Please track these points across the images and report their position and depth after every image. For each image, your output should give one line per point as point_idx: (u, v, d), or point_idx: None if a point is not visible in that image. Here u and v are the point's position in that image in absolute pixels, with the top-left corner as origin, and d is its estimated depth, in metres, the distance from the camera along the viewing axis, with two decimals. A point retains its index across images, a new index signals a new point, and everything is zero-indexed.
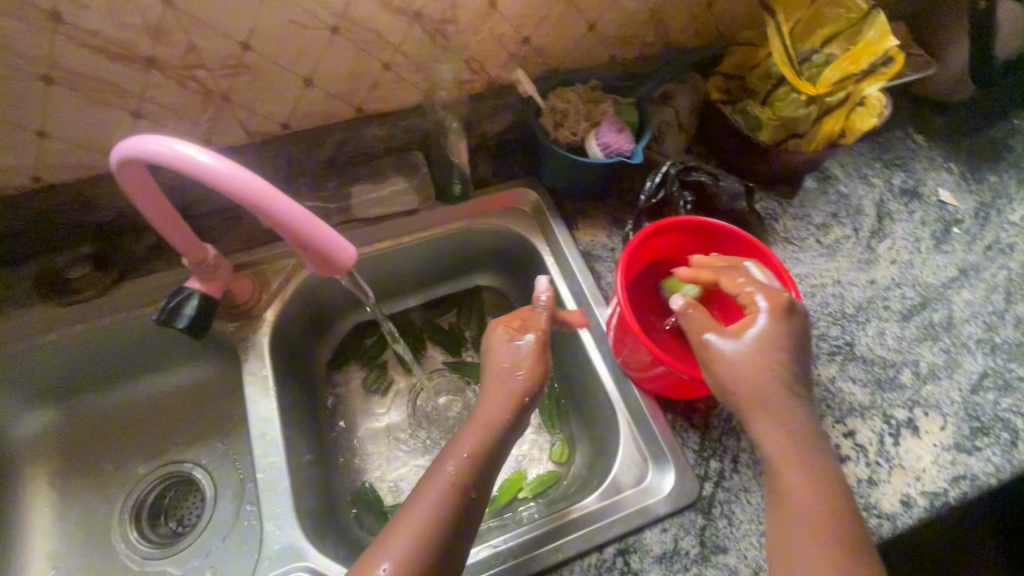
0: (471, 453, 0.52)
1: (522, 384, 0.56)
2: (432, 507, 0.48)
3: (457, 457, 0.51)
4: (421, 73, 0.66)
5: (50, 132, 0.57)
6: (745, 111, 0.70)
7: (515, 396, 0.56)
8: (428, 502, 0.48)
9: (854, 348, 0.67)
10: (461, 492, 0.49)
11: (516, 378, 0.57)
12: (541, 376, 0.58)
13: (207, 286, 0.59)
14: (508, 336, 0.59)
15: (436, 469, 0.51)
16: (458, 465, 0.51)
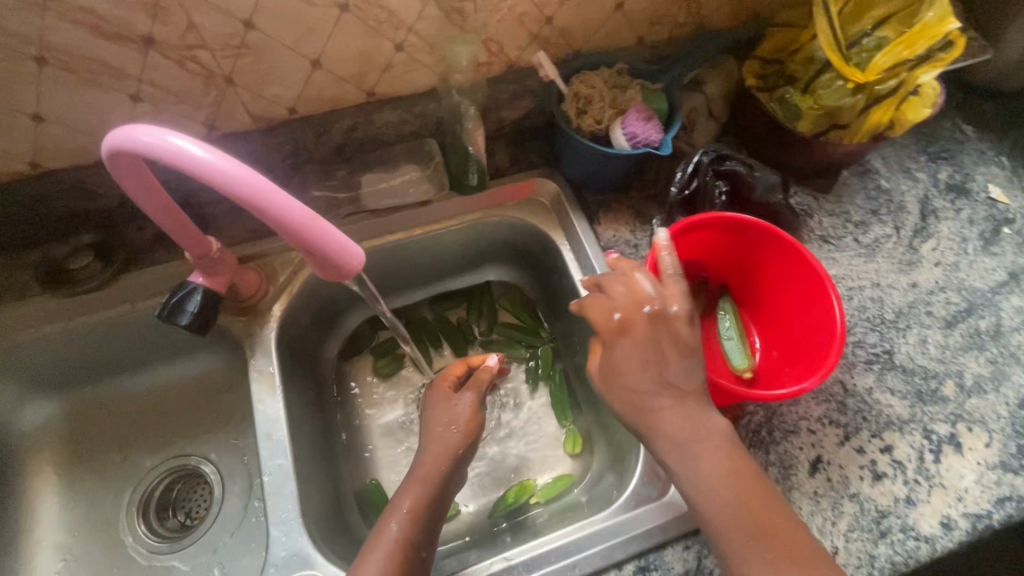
0: (411, 511, 0.51)
1: (458, 437, 0.56)
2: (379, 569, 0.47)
3: (400, 518, 0.50)
4: (436, 55, 0.62)
5: (45, 116, 0.54)
6: (784, 99, 0.65)
7: (452, 449, 0.55)
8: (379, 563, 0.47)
9: (892, 357, 0.63)
10: (404, 554, 0.48)
11: (453, 432, 0.56)
12: (478, 432, 0.57)
13: (211, 281, 0.56)
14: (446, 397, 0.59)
15: (379, 533, 0.49)
16: (400, 526, 0.50)
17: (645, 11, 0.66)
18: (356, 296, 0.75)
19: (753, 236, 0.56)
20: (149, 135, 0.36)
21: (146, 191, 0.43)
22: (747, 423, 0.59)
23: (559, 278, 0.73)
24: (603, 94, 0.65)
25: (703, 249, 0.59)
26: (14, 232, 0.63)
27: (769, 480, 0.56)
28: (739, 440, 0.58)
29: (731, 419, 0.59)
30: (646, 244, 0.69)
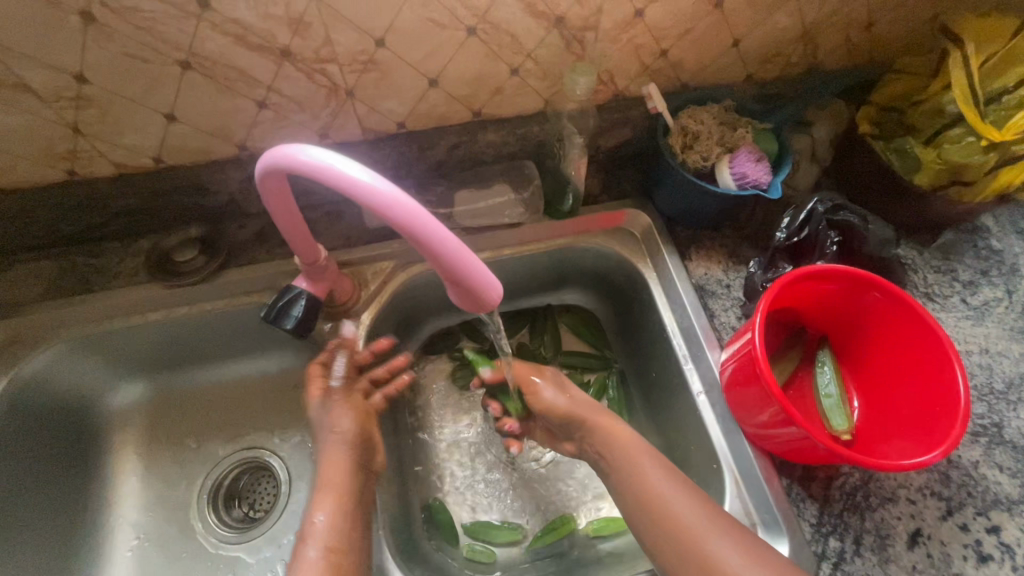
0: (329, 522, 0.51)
1: (351, 427, 0.58)
2: None
3: (315, 537, 0.50)
4: (548, 81, 0.62)
5: (178, 116, 0.56)
6: (902, 149, 0.63)
7: (348, 442, 0.57)
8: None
9: (1002, 431, 0.59)
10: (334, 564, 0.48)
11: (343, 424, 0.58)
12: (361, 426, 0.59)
13: (313, 287, 0.58)
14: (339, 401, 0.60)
15: (299, 559, 0.49)
16: (320, 550, 0.49)
17: (761, 49, 0.65)
18: (436, 308, 0.75)
19: (872, 296, 0.54)
20: (313, 155, 0.36)
21: (289, 202, 0.45)
22: (841, 484, 0.57)
23: (643, 311, 0.71)
24: (711, 132, 0.64)
25: (810, 300, 0.58)
26: (131, 222, 0.66)
27: (864, 549, 0.54)
28: (833, 502, 0.56)
29: (824, 479, 0.57)
30: (740, 285, 0.67)
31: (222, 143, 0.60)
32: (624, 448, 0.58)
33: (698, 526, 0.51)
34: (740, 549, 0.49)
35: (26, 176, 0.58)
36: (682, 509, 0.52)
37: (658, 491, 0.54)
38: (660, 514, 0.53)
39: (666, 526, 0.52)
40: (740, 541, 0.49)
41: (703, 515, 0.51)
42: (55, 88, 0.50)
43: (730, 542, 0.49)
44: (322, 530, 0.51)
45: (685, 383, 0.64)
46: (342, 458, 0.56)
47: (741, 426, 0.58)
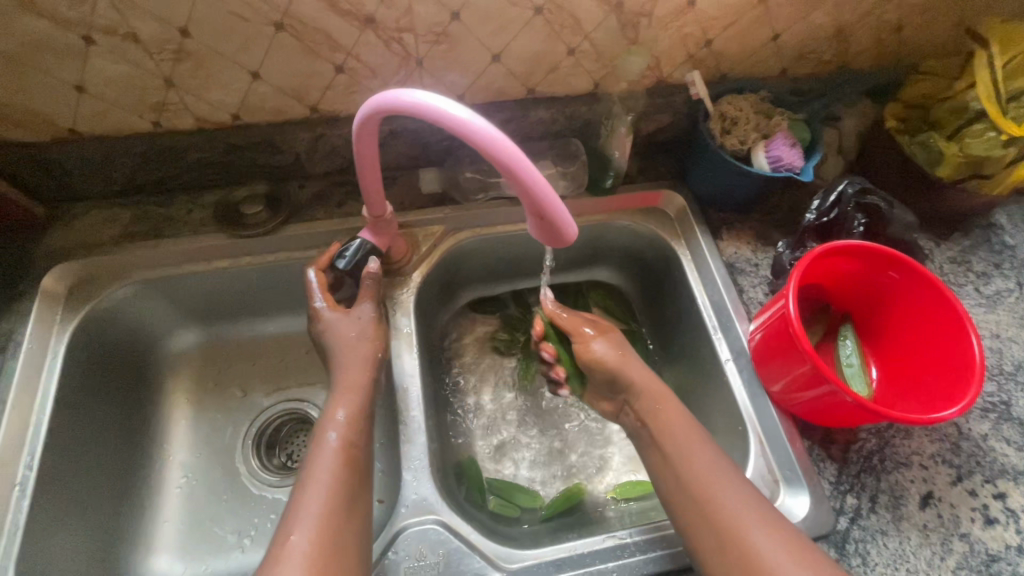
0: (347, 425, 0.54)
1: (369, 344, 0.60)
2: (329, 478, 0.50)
3: (336, 427, 0.54)
4: (601, 62, 0.66)
5: (262, 75, 0.61)
6: (926, 142, 0.67)
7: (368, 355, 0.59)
8: (325, 468, 0.51)
9: (1009, 409, 0.63)
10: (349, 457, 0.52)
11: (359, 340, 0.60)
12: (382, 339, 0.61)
13: (378, 239, 0.63)
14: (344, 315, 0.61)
15: (318, 443, 0.53)
16: (340, 435, 0.54)
17: (799, 45, 0.69)
18: (477, 274, 0.79)
19: (896, 273, 0.58)
20: (420, 97, 0.41)
21: (373, 149, 0.50)
22: (859, 448, 0.61)
23: (675, 287, 0.75)
24: (749, 117, 0.68)
25: (838, 276, 0.62)
26: (203, 174, 0.71)
27: (879, 506, 0.58)
28: (851, 464, 0.60)
29: (843, 442, 0.61)
30: (768, 265, 0.71)
31: (297, 104, 0.65)
32: (671, 424, 0.58)
33: (733, 504, 0.51)
34: (774, 533, 0.49)
35: (115, 124, 0.63)
36: (718, 483, 0.52)
37: (697, 464, 0.54)
38: (696, 484, 0.53)
39: (700, 495, 0.52)
40: (770, 525, 0.49)
41: (739, 494, 0.51)
42: (160, 40, 0.55)
43: (764, 527, 0.49)
44: (342, 424, 0.55)
45: (714, 351, 0.68)
46: (357, 347, 0.60)
47: (767, 389, 0.62)
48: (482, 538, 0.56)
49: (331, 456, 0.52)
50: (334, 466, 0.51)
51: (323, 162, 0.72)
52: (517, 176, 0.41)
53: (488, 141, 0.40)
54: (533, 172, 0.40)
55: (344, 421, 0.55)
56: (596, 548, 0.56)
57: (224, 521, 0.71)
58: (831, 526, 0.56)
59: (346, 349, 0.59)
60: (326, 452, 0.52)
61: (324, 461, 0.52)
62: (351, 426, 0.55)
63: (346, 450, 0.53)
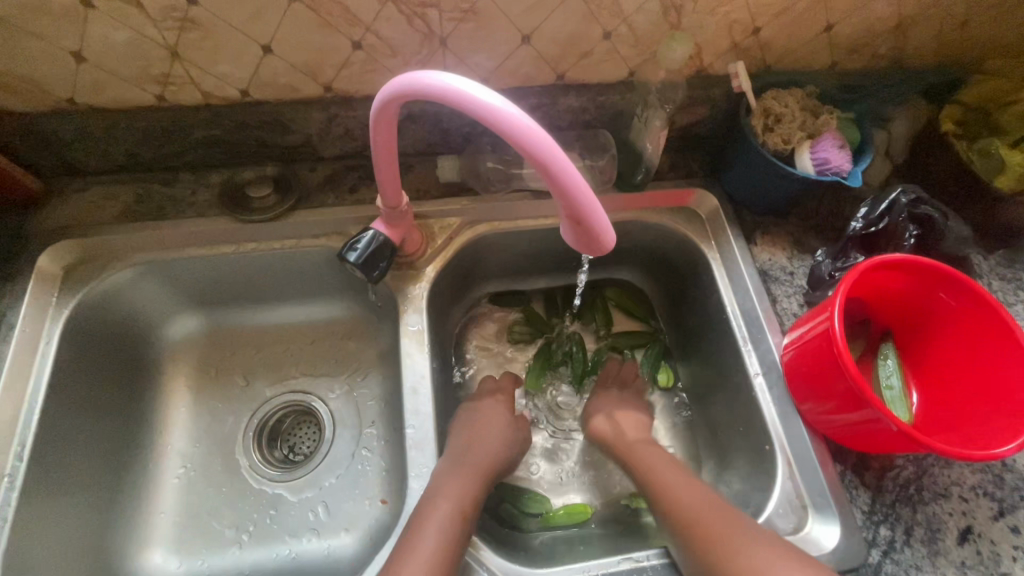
0: (460, 495, 0.54)
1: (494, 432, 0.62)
2: (439, 546, 0.49)
3: (445, 496, 0.53)
4: (638, 48, 0.61)
5: (274, 49, 0.56)
6: (986, 150, 0.62)
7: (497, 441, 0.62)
8: (432, 535, 0.50)
9: None
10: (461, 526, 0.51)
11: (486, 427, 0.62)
12: (501, 429, 0.63)
13: (390, 231, 0.58)
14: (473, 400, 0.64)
15: (428, 505, 0.52)
16: (452, 506, 0.52)
17: (853, 37, 0.64)
18: (494, 269, 0.75)
19: (949, 294, 0.54)
20: (448, 81, 0.37)
21: (392, 136, 0.45)
22: (895, 475, 0.57)
23: (703, 293, 0.70)
24: (795, 115, 0.63)
25: (882, 291, 0.58)
26: (208, 152, 0.67)
27: (914, 540, 0.54)
28: (885, 492, 0.56)
29: (878, 468, 0.57)
30: (804, 274, 0.66)
31: (310, 82, 0.60)
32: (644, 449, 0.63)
33: (694, 503, 0.54)
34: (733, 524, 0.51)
35: (117, 96, 0.59)
36: (682, 489, 0.56)
37: (663, 474, 0.59)
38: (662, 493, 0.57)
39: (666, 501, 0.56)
40: (730, 517, 0.52)
41: (701, 494, 0.55)
42: (164, 7, 0.51)
43: (725, 519, 0.52)
44: (451, 495, 0.53)
45: (742, 364, 0.64)
46: (490, 434, 0.62)
47: (800, 409, 0.59)
48: (493, 554, 0.54)
49: (441, 523, 0.51)
50: (441, 538, 0.50)
51: (336, 144, 0.68)
52: (553, 176, 0.36)
53: (526, 136, 0.35)
54: (572, 172, 0.36)
55: (457, 493, 0.53)
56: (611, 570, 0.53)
57: (222, 515, 0.68)
58: (862, 558, 0.53)
59: (483, 442, 0.61)
60: (438, 516, 0.51)
61: (431, 526, 0.50)
62: (464, 497, 0.54)
63: (461, 519, 0.52)
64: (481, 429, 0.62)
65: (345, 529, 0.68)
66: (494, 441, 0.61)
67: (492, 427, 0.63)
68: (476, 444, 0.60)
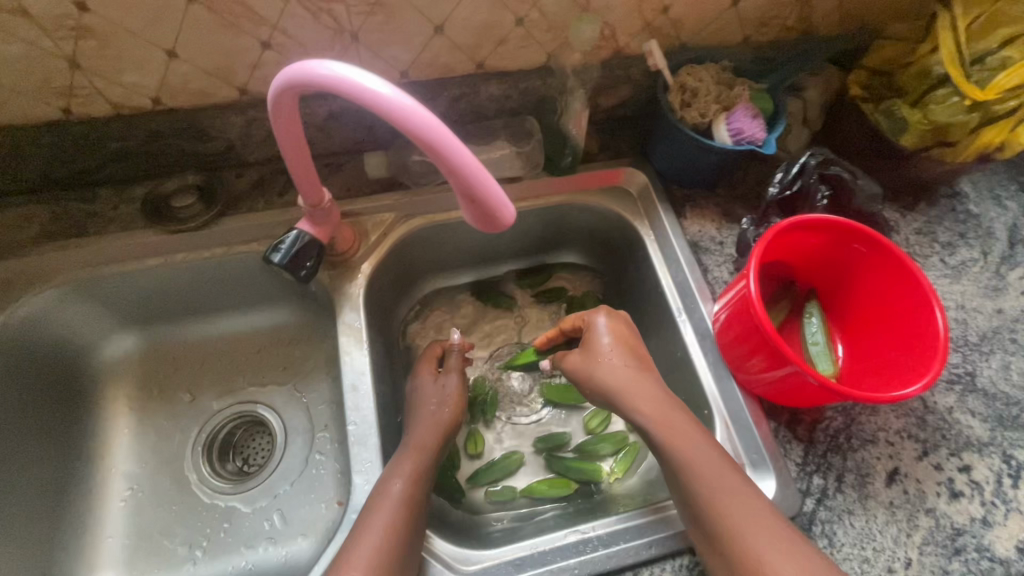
0: (411, 476, 0.54)
1: (449, 416, 0.62)
2: (385, 527, 0.49)
3: (401, 479, 0.53)
4: (553, 33, 0.62)
5: (179, 54, 0.55)
6: (889, 110, 0.65)
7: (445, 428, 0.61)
8: (381, 523, 0.50)
9: (975, 380, 0.63)
10: (410, 507, 0.52)
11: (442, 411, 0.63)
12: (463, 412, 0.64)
13: (317, 231, 0.58)
14: (433, 376, 0.66)
15: (383, 490, 0.53)
16: (402, 486, 0.53)
17: (760, 11, 0.66)
18: (435, 261, 0.75)
19: (859, 249, 0.57)
20: (329, 68, 0.37)
21: (296, 128, 0.45)
22: (825, 426, 0.59)
23: (638, 269, 0.72)
24: (710, 89, 0.65)
25: (801, 252, 0.60)
26: (125, 165, 0.66)
27: (846, 485, 0.56)
28: (817, 444, 0.58)
29: (810, 422, 0.59)
30: (732, 243, 0.68)
31: (226, 85, 0.60)
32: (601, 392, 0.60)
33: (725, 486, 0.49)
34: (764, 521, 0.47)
35: (19, 112, 0.57)
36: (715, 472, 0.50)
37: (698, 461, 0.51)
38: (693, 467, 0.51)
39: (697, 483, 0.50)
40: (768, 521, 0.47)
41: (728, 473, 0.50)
42: (54, 16, 0.50)
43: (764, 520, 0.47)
44: (406, 475, 0.54)
45: (678, 334, 0.65)
46: (439, 420, 0.62)
47: (733, 373, 0.60)
48: (443, 542, 0.54)
49: (389, 509, 0.51)
50: (392, 522, 0.50)
51: (260, 148, 0.68)
52: (441, 153, 0.36)
53: (405, 112, 0.35)
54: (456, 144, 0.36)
55: (410, 474, 0.54)
56: (558, 544, 0.54)
57: (174, 533, 0.67)
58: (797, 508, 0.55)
59: (426, 428, 0.60)
60: (388, 500, 0.52)
61: (382, 514, 0.50)
62: (415, 476, 0.54)
63: (407, 503, 0.52)
64: (420, 404, 0.64)
65: (302, 534, 0.67)
66: (430, 419, 0.61)
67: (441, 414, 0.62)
68: (427, 433, 0.60)
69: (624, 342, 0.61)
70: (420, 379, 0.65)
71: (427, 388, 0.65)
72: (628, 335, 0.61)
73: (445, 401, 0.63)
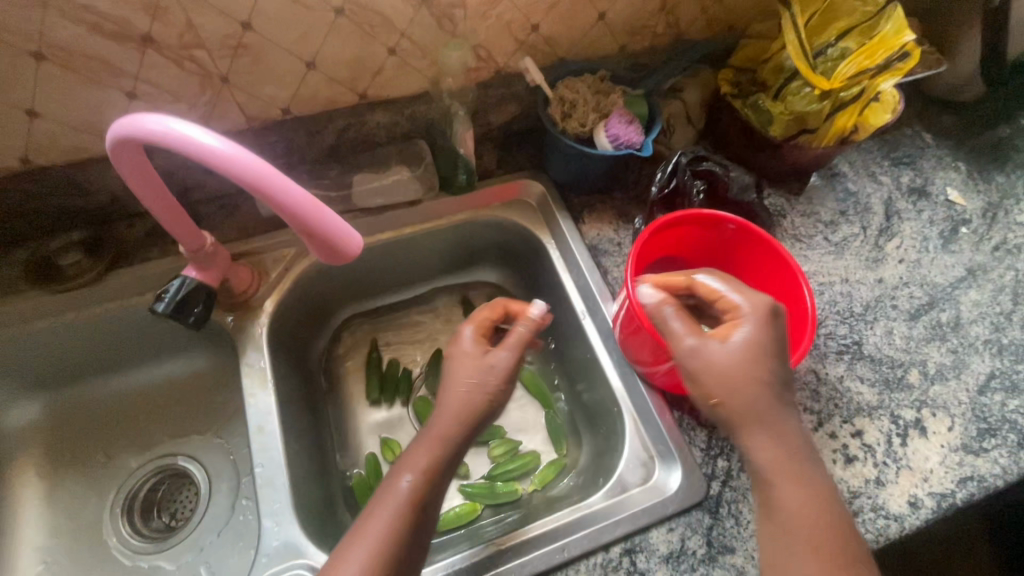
0: (425, 470, 0.48)
1: (495, 386, 0.52)
2: (385, 528, 0.45)
3: (410, 471, 0.48)
4: (428, 58, 0.64)
5: (40, 112, 0.54)
6: (755, 103, 0.70)
7: (486, 396, 0.52)
8: (384, 522, 0.45)
9: (861, 348, 0.66)
10: (418, 508, 0.47)
11: (498, 371, 0.53)
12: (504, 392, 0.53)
13: (205, 275, 0.57)
14: (478, 351, 0.54)
15: (390, 487, 0.47)
16: (412, 483, 0.47)
17: (627, 22, 0.70)
18: (346, 290, 0.75)
19: (733, 236, 0.60)
20: (160, 124, 0.38)
21: (147, 171, 0.44)
22: None
23: (546, 278, 0.74)
24: (587, 99, 0.68)
25: (686, 245, 0.63)
26: (5, 228, 0.64)
27: None
28: (720, 427, 0.60)
29: None
30: (629, 243, 0.71)
31: (98, 138, 0.59)
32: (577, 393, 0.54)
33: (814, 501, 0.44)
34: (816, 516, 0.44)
35: None
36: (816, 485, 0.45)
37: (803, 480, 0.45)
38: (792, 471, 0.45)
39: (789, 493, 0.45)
40: (798, 474, 0.45)
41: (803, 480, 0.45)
42: None
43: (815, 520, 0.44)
44: (411, 478, 0.48)
45: (584, 336, 0.67)
46: (468, 397, 0.51)
47: (635, 368, 0.62)
48: None
49: (395, 507, 0.46)
50: (394, 519, 0.45)
51: None
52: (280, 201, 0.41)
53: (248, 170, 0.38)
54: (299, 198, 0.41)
55: (424, 469, 0.48)
56: (474, 559, 0.54)
57: None
58: (703, 493, 0.56)
59: (454, 389, 0.52)
60: (395, 499, 0.46)
61: (383, 509, 0.46)
62: (427, 469, 0.48)
63: (418, 504, 0.47)
64: (454, 377, 0.53)
65: None
66: (461, 401, 0.51)
67: (460, 380, 0.52)
68: (449, 415, 0.51)
69: (756, 347, 0.45)
70: (456, 351, 0.55)
71: (466, 359, 0.54)
72: (770, 352, 0.46)
73: (489, 374, 0.52)
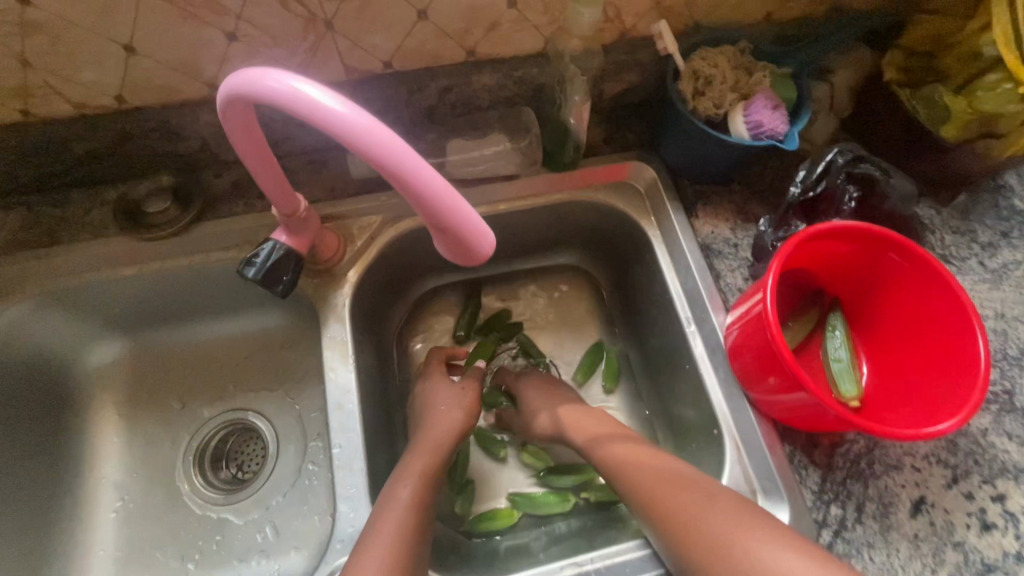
0: (418, 475, 0.52)
1: (462, 418, 0.60)
2: (397, 528, 0.47)
3: (409, 482, 0.51)
4: (549, 15, 0.56)
5: (137, 48, 0.50)
6: (930, 97, 0.58)
7: (466, 411, 0.61)
8: (395, 518, 0.48)
9: (1013, 398, 0.57)
10: (422, 509, 0.50)
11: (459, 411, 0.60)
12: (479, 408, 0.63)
13: (295, 241, 0.53)
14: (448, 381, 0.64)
15: (390, 494, 0.50)
16: (412, 488, 0.51)
17: None
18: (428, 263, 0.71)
19: (893, 259, 0.51)
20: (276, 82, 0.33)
21: (253, 130, 0.40)
22: (845, 450, 0.55)
23: (646, 274, 0.67)
24: (726, 75, 0.58)
25: (828, 261, 0.54)
26: (96, 167, 0.62)
27: (866, 516, 0.52)
28: (836, 470, 0.54)
29: (829, 445, 0.55)
30: (748, 245, 0.63)
31: (192, 81, 0.55)
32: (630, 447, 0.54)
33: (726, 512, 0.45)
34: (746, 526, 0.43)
35: None
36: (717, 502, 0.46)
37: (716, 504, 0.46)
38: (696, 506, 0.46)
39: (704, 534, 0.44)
40: (733, 504, 0.45)
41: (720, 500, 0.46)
42: None
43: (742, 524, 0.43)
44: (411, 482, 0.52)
45: (687, 346, 0.61)
46: (448, 418, 0.59)
47: (746, 392, 0.56)
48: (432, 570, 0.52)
49: (399, 508, 0.49)
50: (403, 521, 0.48)
51: None
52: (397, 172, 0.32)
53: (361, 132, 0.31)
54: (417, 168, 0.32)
55: (420, 473, 0.52)
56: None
57: (166, 545, 0.66)
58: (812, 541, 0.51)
59: (437, 410, 0.61)
60: (396, 502, 0.49)
61: (392, 512, 0.48)
62: (424, 471, 0.53)
63: (421, 502, 0.50)
64: (430, 401, 0.62)
65: (294, 548, 0.65)
66: (449, 424, 0.59)
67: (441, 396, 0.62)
68: (441, 433, 0.58)
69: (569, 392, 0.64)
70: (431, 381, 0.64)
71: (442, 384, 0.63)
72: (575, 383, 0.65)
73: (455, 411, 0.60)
